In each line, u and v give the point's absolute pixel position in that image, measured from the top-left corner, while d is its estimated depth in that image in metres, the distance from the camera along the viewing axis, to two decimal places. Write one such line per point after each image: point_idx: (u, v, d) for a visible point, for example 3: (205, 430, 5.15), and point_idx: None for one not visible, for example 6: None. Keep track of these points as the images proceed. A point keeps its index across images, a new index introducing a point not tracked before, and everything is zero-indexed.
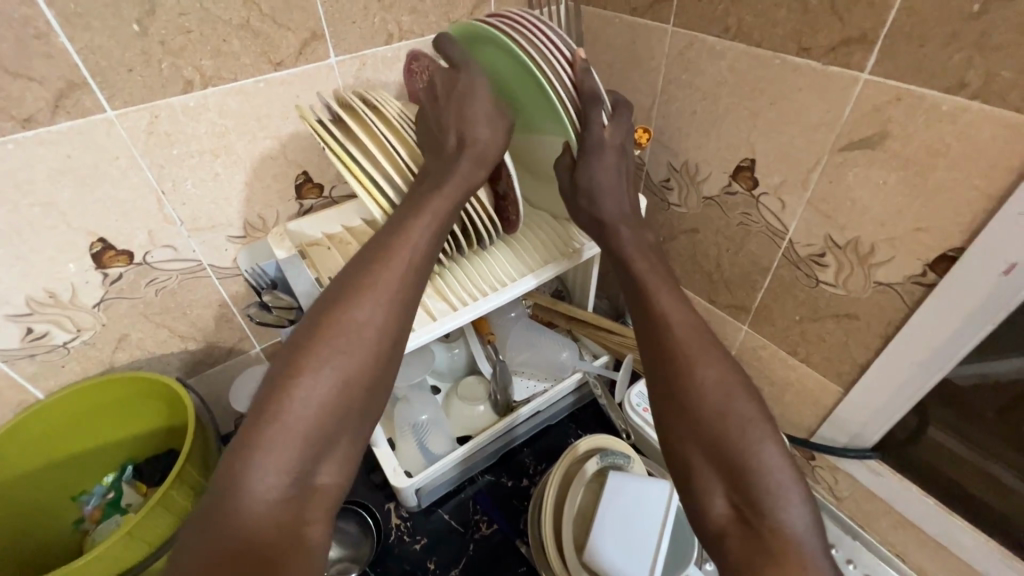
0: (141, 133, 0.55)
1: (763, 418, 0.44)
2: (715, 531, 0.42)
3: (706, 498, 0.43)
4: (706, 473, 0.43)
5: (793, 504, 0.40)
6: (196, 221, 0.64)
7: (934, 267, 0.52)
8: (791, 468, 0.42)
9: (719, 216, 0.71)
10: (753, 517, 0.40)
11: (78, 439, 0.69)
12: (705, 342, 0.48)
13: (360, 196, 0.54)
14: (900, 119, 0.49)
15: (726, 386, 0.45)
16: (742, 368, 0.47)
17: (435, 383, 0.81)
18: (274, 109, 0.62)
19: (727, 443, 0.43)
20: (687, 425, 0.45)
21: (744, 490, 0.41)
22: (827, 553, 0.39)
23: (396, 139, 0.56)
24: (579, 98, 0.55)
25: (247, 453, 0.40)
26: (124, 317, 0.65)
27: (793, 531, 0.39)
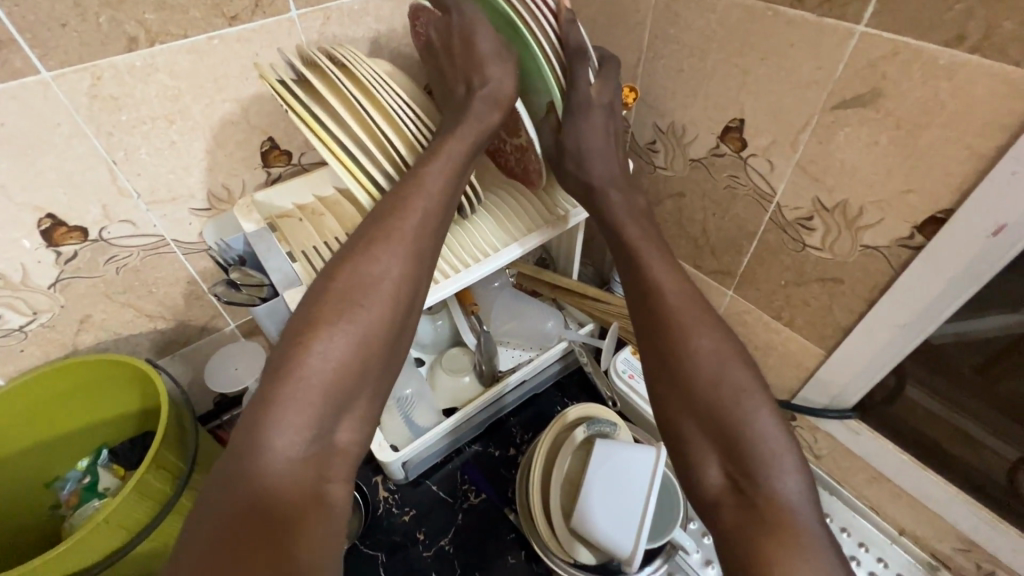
0: (82, 97, 0.50)
1: (758, 387, 0.43)
2: (710, 500, 0.42)
3: (700, 469, 0.43)
4: (700, 444, 0.43)
5: (787, 473, 0.40)
6: (155, 193, 0.60)
7: (922, 230, 0.51)
8: (786, 436, 0.42)
9: (706, 179, 0.69)
10: (747, 487, 0.40)
11: (46, 425, 0.66)
12: (701, 311, 0.47)
13: (338, 171, 0.51)
14: (895, 75, 0.47)
15: (721, 355, 0.45)
16: (737, 337, 0.46)
17: (418, 355, 0.80)
18: (231, 70, 0.57)
19: (721, 413, 0.42)
20: (682, 397, 0.44)
21: (739, 460, 0.41)
22: (821, 520, 0.39)
23: (371, 108, 0.50)
24: (564, 54, 0.52)
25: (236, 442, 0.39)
26: (84, 297, 0.61)
27: (787, 500, 0.39)
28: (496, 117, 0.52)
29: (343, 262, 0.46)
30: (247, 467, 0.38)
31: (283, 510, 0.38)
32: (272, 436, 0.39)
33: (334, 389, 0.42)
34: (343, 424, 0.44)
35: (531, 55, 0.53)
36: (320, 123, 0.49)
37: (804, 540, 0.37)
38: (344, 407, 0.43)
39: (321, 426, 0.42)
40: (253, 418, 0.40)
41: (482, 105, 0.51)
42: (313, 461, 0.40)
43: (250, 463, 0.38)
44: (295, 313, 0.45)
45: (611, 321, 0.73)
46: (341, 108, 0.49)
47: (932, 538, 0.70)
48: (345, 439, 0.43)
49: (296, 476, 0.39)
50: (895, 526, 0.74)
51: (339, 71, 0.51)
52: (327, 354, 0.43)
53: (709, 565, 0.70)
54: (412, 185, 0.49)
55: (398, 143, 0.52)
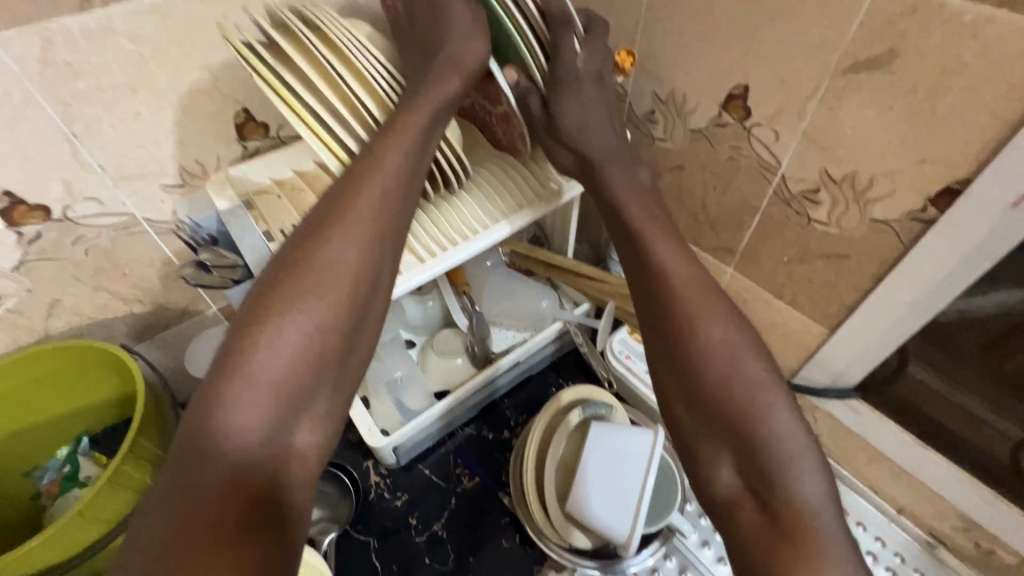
0: (33, 64, 0.46)
1: (773, 380, 0.41)
2: (723, 501, 0.40)
3: (712, 468, 0.41)
4: (712, 442, 0.41)
5: (805, 473, 0.38)
6: (122, 169, 0.56)
7: (935, 202, 0.49)
8: (804, 433, 0.39)
9: (708, 151, 0.66)
10: (762, 488, 0.38)
11: (22, 412, 0.63)
12: (710, 299, 0.44)
13: (305, 136, 0.46)
14: (914, 34, 0.43)
15: (733, 347, 0.42)
16: (749, 325, 0.44)
17: (410, 337, 0.77)
18: (197, 34, 0.53)
19: (733, 410, 0.40)
20: (693, 393, 0.42)
21: (754, 460, 0.39)
22: (842, 522, 0.37)
23: (342, 69, 0.47)
24: (546, 27, 0.49)
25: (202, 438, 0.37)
26: (52, 281, 0.58)
27: (806, 502, 0.37)
28: (452, 82, 0.48)
29: (318, 242, 0.44)
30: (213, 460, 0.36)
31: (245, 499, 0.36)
32: (231, 426, 0.37)
33: (306, 376, 0.41)
34: (314, 418, 0.42)
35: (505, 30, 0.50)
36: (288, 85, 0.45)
37: (824, 545, 0.35)
38: (309, 400, 0.42)
39: (291, 421, 0.40)
40: (212, 411, 0.38)
41: (441, 67, 0.48)
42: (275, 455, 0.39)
43: (216, 459, 0.36)
44: (260, 296, 0.42)
45: (606, 300, 0.71)
46: (313, 74, 0.45)
47: (932, 517, 0.69)
48: (305, 439, 0.41)
49: (262, 468, 0.38)
50: (893, 505, 0.73)
51: (310, 33, 0.47)
52: (280, 349, 0.40)
53: (706, 545, 0.69)
54: (393, 157, 0.46)
55: (370, 103, 0.48)
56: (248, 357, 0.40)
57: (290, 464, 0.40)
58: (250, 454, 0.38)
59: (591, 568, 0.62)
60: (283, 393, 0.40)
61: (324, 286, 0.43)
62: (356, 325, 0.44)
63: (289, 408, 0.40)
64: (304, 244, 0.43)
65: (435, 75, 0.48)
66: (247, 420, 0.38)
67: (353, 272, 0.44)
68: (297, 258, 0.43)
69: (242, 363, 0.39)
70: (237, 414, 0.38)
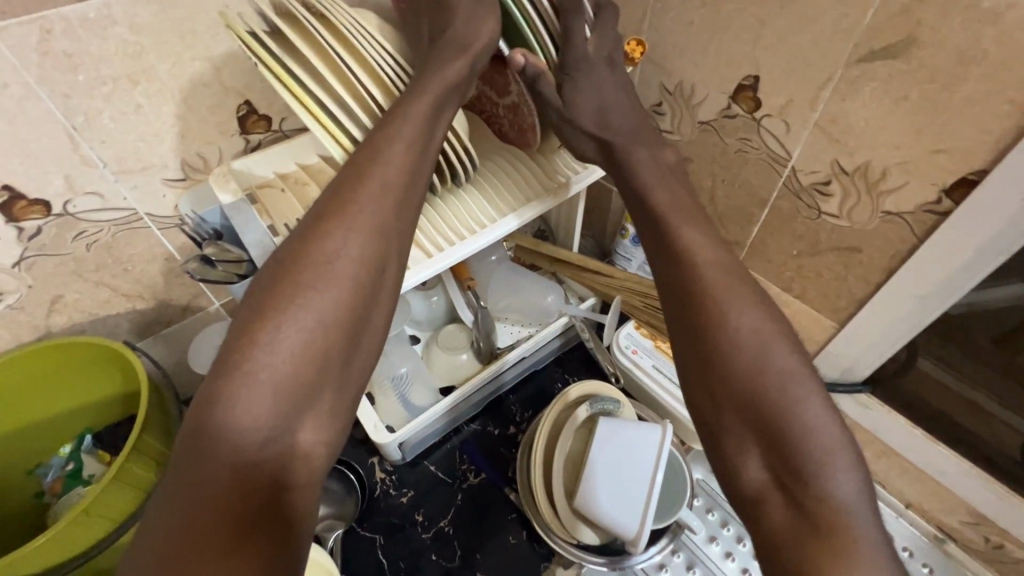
0: (32, 55, 0.45)
1: (806, 372, 0.40)
2: (752, 496, 0.40)
3: (739, 461, 0.40)
4: (741, 435, 0.40)
5: (840, 469, 0.37)
6: (123, 162, 0.55)
7: (950, 194, 0.48)
8: (839, 429, 0.38)
9: (716, 143, 0.65)
10: (794, 484, 0.38)
11: (25, 410, 0.63)
12: (738, 291, 0.43)
13: (310, 125, 0.46)
14: (932, 21, 0.42)
15: (763, 340, 0.41)
16: (783, 315, 0.43)
17: (414, 333, 0.76)
18: (198, 24, 0.52)
19: (765, 404, 0.39)
20: (721, 387, 0.41)
21: (785, 454, 0.38)
22: (876, 518, 0.37)
23: (348, 56, 0.46)
24: (556, 18, 0.50)
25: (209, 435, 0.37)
26: (53, 277, 0.57)
27: (841, 499, 0.37)
28: (457, 68, 0.47)
29: (325, 235, 0.43)
30: (213, 459, 0.36)
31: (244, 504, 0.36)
32: (235, 422, 0.37)
33: (308, 373, 0.40)
34: (319, 416, 0.41)
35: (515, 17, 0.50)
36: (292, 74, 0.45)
37: (857, 542, 0.35)
38: (314, 397, 0.41)
39: (296, 419, 0.40)
40: (215, 407, 0.37)
41: (449, 56, 0.47)
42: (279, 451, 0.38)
43: (216, 459, 0.36)
44: (268, 290, 0.41)
45: (612, 295, 0.70)
46: (317, 61, 0.44)
47: (941, 512, 0.69)
48: (309, 438, 0.40)
49: (264, 466, 0.38)
50: (901, 500, 0.73)
51: (313, 19, 0.46)
52: (296, 338, 0.40)
53: (715, 541, 0.69)
54: (399, 149, 0.45)
55: (378, 94, 0.48)
56: (260, 351, 0.39)
57: (296, 461, 0.39)
58: (253, 453, 0.37)
59: (598, 564, 0.62)
60: (289, 387, 0.39)
61: (334, 281, 0.42)
62: (361, 319, 0.44)
63: (292, 404, 0.39)
64: (311, 238, 0.43)
65: (441, 66, 0.47)
66: (254, 416, 0.38)
67: (361, 266, 0.44)
68: (304, 252, 0.42)
69: (252, 359, 0.39)
70: (243, 410, 0.37)
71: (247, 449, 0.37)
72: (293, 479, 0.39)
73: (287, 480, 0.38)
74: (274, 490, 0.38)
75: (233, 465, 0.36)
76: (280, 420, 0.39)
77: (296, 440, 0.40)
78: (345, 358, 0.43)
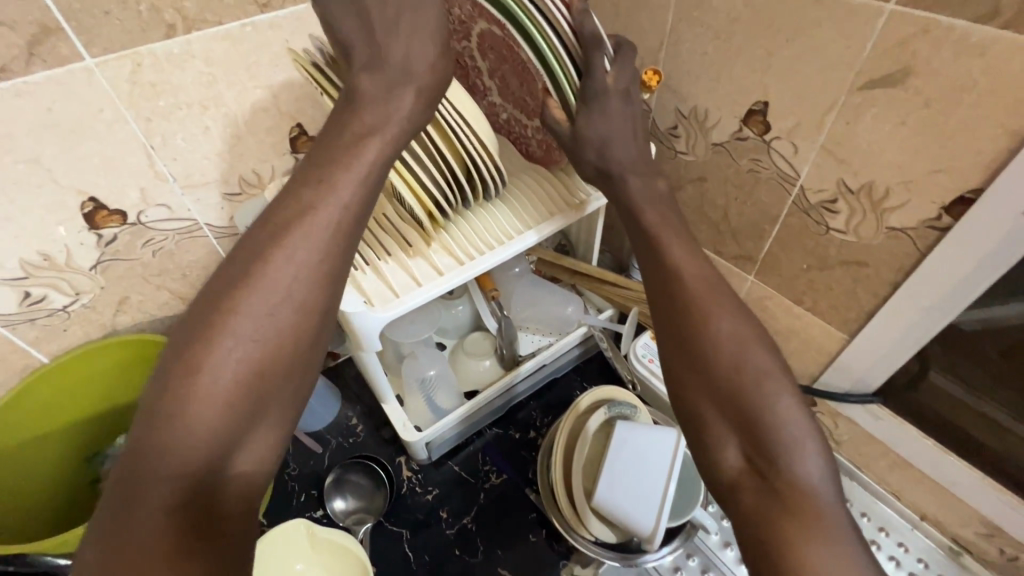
0: (123, 84, 0.52)
1: (779, 370, 0.41)
2: (728, 481, 0.40)
3: (717, 452, 0.41)
4: (718, 426, 0.41)
5: (809, 457, 0.38)
6: (189, 177, 0.61)
7: (950, 210, 0.51)
8: (807, 420, 0.40)
9: (728, 163, 0.69)
10: (767, 468, 0.38)
11: (87, 401, 0.69)
12: (720, 295, 0.45)
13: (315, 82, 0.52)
14: (926, 53, 0.46)
15: (742, 338, 0.43)
16: (758, 320, 0.44)
17: (440, 340, 0.81)
18: (262, 57, 0.59)
19: (741, 396, 0.40)
20: (700, 379, 0.42)
21: (759, 442, 0.39)
22: (841, 502, 0.38)
23: None
24: (578, 43, 0.50)
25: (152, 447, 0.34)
26: (123, 279, 0.64)
27: (809, 483, 0.38)
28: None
29: None
30: (141, 507, 0.33)
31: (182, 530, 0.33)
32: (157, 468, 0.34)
33: (244, 400, 0.37)
34: (263, 446, 0.38)
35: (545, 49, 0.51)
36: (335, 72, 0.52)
37: (824, 523, 0.36)
38: (249, 425, 0.37)
39: (241, 438, 0.37)
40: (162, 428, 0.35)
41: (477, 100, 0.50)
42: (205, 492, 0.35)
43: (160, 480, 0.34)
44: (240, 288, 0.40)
45: (630, 306, 0.74)
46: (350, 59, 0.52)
47: (955, 524, 0.70)
48: (246, 468, 0.37)
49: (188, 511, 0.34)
50: (916, 512, 0.74)
51: None
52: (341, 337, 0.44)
53: (728, 546, 0.71)
54: None
55: None
56: (206, 382, 0.36)
57: (227, 497, 0.36)
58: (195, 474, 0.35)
59: (611, 559, 0.64)
60: (236, 402, 0.37)
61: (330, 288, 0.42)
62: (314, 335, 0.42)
63: (224, 438, 0.36)
64: None
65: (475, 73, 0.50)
66: (182, 457, 0.34)
67: None
68: None
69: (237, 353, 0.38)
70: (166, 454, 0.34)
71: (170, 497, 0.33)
72: (226, 515, 0.35)
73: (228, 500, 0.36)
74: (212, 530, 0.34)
75: (164, 507, 0.33)
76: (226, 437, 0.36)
77: (227, 474, 0.36)
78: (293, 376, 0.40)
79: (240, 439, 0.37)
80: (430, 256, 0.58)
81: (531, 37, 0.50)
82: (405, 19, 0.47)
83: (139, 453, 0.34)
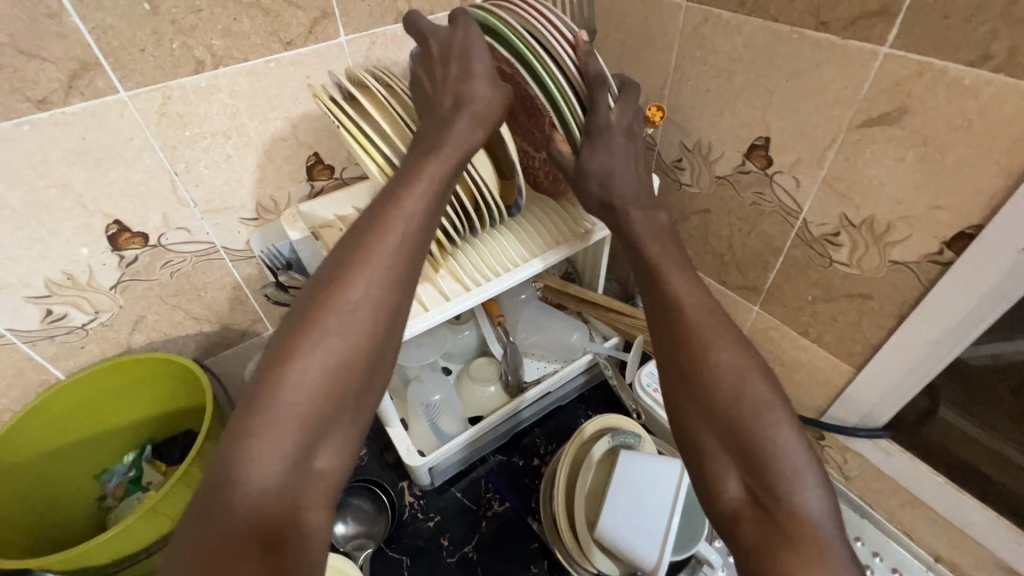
0: (153, 114, 0.55)
1: (779, 401, 0.42)
2: (729, 513, 0.40)
3: (718, 482, 0.41)
4: (718, 456, 0.41)
5: (809, 489, 0.38)
6: (210, 203, 0.64)
7: (951, 245, 0.51)
8: (808, 453, 0.40)
9: (732, 196, 0.70)
10: (768, 501, 0.39)
11: (96, 420, 0.70)
12: (720, 326, 0.46)
13: (351, 145, 0.53)
14: (921, 93, 0.48)
15: (741, 369, 0.43)
16: (759, 352, 0.45)
17: (446, 364, 0.81)
18: (284, 90, 0.62)
19: (740, 426, 0.41)
20: (701, 409, 0.43)
21: (760, 474, 0.39)
22: (843, 537, 0.37)
23: (403, 110, 0.56)
24: (583, 82, 0.53)
25: (242, 448, 0.37)
26: (140, 299, 0.66)
27: (809, 516, 0.37)
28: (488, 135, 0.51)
29: None
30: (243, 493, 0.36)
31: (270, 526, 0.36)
32: (250, 467, 0.36)
33: (328, 404, 0.40)
34: (340, 443, 0.41)
35: (552, 86, 0.53)
36: (358, 128, 0.54)
37: (827, 559, 0.36)
38: (330, 426, 0.40)
39: (315, 444, 0.39)
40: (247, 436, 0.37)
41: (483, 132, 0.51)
42: (294, 484, 0.38)
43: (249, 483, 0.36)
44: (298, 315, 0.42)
45: (635, 334, 0.74)
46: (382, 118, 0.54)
47: (971, 566, 0.68)
48: (325, 464, 0.40)
49: (281, 501, 0.37)
50: (930, 553, 0.72)
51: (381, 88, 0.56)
52: None
53: None
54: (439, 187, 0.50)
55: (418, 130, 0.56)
56: (294, 382, 0.39)
57: (312, 489, 0.39)
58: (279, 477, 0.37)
59: None
60: (315, 408, 0.39)
61: (378, 311, 0.44)
62: (384, 345, 0.44)
63: (310, 437, 0.39)
64: None
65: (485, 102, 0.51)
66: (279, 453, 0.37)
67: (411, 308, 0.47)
68: None
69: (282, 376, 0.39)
70: (262, 452, 0.37)
71: (265, 489, 0.37)
72: (309, 504, 0.38)
73: (308, 500, 0.38)
74: (299, 517, 0.38)
75: (264, 496, 0.36)
76: (305, 443, 0.39)
77: (313, 469, 0.39)
78: (366, 382, 0.43)
79: (315, 444, 0.39)
80: (437, 282, 0.60)
81: (539, 75, 0.53)
82: (446, 72, 0.52)
83: (224, 459, 0.37)
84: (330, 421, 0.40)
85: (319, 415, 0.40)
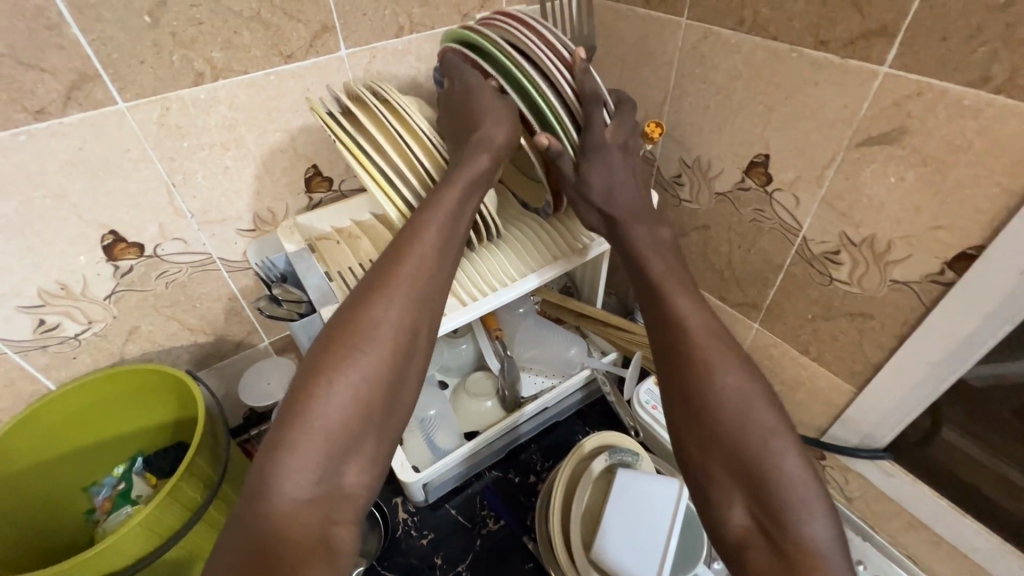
0: (152, 126, 0.55)
1: (785, 427, 0.41)
2: (734, 541, 0.39)
3: (724, 509, 0.40)
4: (724, 482, 0.40)
5: (817, 519, 0.38)
6: (206, 214, 0.64)
7: (952, 265, 0.51)
8: (814, 481, 0.39)
9: (731, 213, 0.70)
10: (775, 530, 0.38)
11: (88, 431, 0.70)
12: (725, 348, 0.45)
13: (369, 186, 0.53)
14: (921, 114, 0.48)
15: (747, 393, 0.42)
16: (764, 374, 0.44)
17: (442, 379, 0.80)
18: (283, 103, 0.62)
19: (747, 453, 0.40)
20: (706, 434, 0.42)
21: (767, 503, 0.38)
22: (849, 566, 0.37)
23: (413, 141, 0.55)
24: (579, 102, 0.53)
25: (272, 458, 0.39)
26: (135, 309, 0.65)
27: (816, 546, 0.37)
28: (483, 151, 0.51)
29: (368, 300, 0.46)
30: (274, 501, 0.38)
31: (301, 534, 0.38)
32: (286, 479, 0.39)
33: (355, 423, 0.42)
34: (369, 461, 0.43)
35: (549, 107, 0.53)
36: (371, 160, 0.54)
37: None
38: (359, 443, 0.42)
39: (341, 461, 0.41)
40: (280, 448, 0.40)
41: (474, 150, 0.51)
42: (325, 496, 0.40)
43: (280, 494, 0.39)
44: (330, 339, 0.44)
45: (634, 350, 0.73)
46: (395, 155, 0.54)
47: None
48: (353, 480, 0.42)
49: (312, 512, 0.39)
50: None
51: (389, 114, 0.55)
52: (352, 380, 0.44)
53: None
54: (434, 200, 0.49)
55: (430, 164, 0.55)
56: (311, 400, 0.41)
57: (341, 503, 0.41)
58: (307, 490, 0.39)
59: None
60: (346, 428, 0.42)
61: (388, 331, 0.45)
62: (403, 365, 0.46)
63: (340, 451, 0.41)
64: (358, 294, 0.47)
65: None
66: (308, 467, 0.40)
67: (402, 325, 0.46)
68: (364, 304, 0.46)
69: (304, 405, 0.41)
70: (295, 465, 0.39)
71: (298, 499, 0.39)
72: (338, 518, 0.41)
73: (336, 513, 0.40)
74: (330, 528, 0.40)
75: (296, 510, 0.39)
76: (330, 459, 0.41)
77: (341, 483, 0.41)
78: (387, 402, 0.44)
79: (343, 459, 0.41)
80: None
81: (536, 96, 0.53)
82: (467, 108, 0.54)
83: (253, 476, 0.39)
84: (358, 438, 0.42)
85: (345, 435, 0.41)
